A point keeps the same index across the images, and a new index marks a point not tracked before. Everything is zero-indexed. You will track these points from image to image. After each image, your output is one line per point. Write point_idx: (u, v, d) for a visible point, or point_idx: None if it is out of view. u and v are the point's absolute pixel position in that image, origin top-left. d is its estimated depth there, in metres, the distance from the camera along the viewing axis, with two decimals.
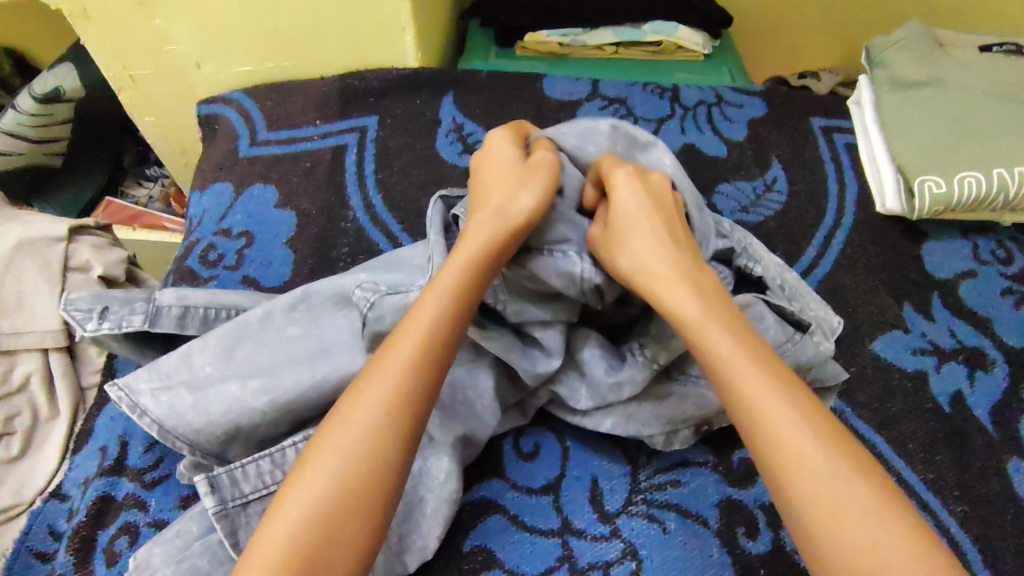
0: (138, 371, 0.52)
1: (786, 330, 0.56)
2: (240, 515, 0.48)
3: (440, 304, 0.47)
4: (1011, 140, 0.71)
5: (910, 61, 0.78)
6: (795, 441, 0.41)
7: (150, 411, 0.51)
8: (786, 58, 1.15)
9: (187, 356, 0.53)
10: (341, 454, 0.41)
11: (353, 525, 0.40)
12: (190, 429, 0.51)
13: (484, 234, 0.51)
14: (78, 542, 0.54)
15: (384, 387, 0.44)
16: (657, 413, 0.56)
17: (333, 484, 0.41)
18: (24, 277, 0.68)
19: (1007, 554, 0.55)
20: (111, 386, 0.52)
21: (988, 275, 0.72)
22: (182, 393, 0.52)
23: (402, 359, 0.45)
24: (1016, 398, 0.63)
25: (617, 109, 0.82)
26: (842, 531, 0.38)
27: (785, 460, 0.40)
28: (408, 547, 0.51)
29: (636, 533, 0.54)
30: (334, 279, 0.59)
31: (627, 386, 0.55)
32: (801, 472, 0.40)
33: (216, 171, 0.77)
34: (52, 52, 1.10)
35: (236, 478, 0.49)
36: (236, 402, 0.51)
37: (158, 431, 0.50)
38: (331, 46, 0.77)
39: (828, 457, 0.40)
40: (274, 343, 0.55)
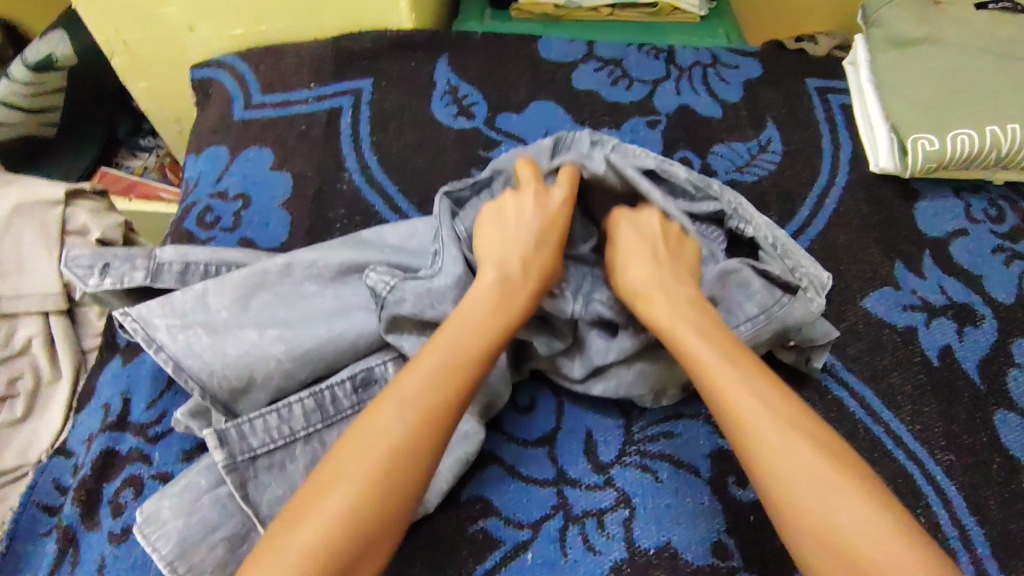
0: (153, 305, 0.53)
1: (773, 293, 0.56)
2: (249, 469, 0.49)
3: (475, 322, 0.47)
4: (1005, 97, 0.72)
5: (907, 18, 0.78)
6: (772, 439, 0.41)
7: (167, 347, 0.51)
8: (783, 21, 1.15)
9: (203, 297, 0.54)
10: (370, 453, 0.40)
11: (391, 528, 0.40)
12: (204, 371, 0.51)
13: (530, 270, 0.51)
14: (84, 494, 0.55)
15: (409, 406, 0.42)
16: (648, 371, 0.56)
17: (363, 480, 0.40)
18: (23, 240, 0.68)
19: (991, 501, 0.56)
20: (124, 316, 0.52)
21: (980, 233, 0.72)
22: (199, 333, 0.52)
23: (437, 367, 0.44)
24: (1003, 351, 0.64)
25: (612, 71, 0.82)
26: (807, 508, 0.39)
27: (751, 444, 0.42)
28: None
29: (629, 482, 0.55)
30: (351, 248, 0.60)
31: (615, 350, 0.55)
32: (765, 454, 0.41)
33: (211, 135, 0.77)
34: (39, 20, 1.09)
35: (243, 433, 0.49)
36: (253, 347, 0.52)
37: (173, 367, 0.51)
38: (325, 8, 0.77)
39: (790, 441, 0.41)
40: (292, 297, 0.56)
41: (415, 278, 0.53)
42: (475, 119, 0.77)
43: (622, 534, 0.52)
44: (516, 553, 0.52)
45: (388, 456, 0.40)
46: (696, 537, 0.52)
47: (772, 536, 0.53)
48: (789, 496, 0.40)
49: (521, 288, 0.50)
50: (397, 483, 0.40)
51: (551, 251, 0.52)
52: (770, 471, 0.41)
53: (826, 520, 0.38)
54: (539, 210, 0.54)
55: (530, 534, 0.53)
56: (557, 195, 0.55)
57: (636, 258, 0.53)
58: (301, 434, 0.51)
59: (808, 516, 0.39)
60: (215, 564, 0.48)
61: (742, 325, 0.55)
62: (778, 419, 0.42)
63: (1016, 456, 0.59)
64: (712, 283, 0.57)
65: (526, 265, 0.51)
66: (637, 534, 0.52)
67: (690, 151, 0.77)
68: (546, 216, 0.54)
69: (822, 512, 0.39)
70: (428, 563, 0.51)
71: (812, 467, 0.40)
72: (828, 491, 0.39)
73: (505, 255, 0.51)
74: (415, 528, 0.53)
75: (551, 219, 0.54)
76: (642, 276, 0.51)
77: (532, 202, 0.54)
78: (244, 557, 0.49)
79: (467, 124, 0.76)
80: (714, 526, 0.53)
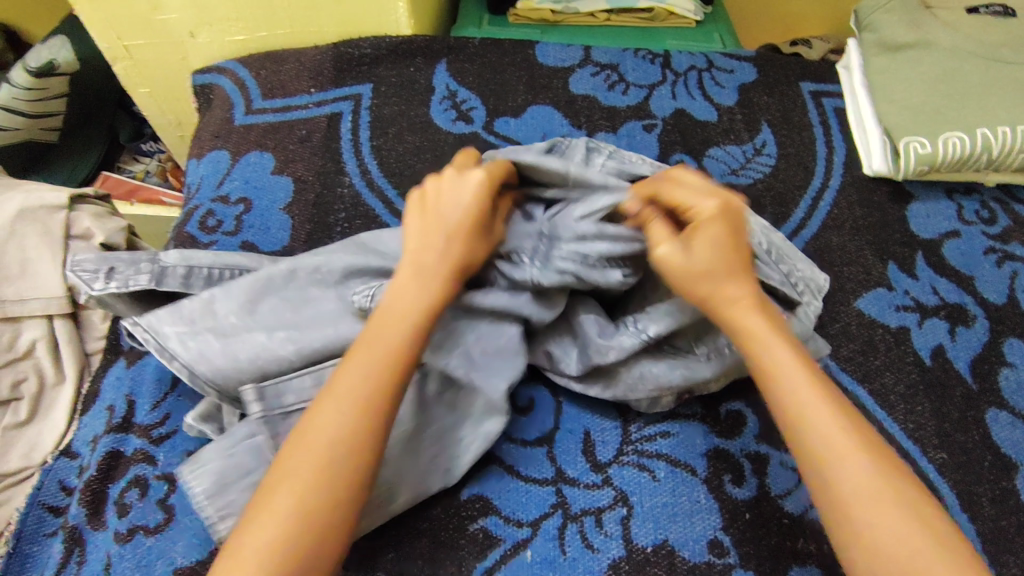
0: (161, 314, 0.54)
1: None
2: (282, 422, 0.52)
3: (400, 319, 0.47)
4: (994, 100, 0.73)
5: (898, 22, 0.79)
6: (838, 452, 0.43)
7: (179, 355, 0.53)
8: (778, 26, 1.16)
9: (209, 304, 0.55)
10: (315, 451, 0.42)
11: (342, 527, 0.41)
12: (212, 372, 0.53)
13: (434, 259, 0.50)
14: (90, 495, 0.55)
15: (345, 405, 0.44)
16: (646, 377, 0.56)
17: (307, 480, 0.41)
18: (28, 244, 0.68)
19: (982, 498, 0.57)
20: (135, 328, 0.53)
21: (971, 235, 0.73)
22: (209, 339, 0.54)
23: (368, 365, 0.45)
24: (994, 351, 0.65)
25: (609, 75, 0.83)
26: (890, 535, 0.40)
27: (850, 472, 0.42)
28: (433, 464, 0.53)
29: (627, 481, 0.56)
30: (353, 252, 0.60)
31: (614, 350, 0.55)
32: (866, 486, 0.42)
33: (213, 139, 0.77)
34: (40, 27, 1.10)
35: (280, 389, 0.52)
36: (263, 350, 0.53)
37: (188, 374, 0.53)
38: (324, 14, 0.78)
39: (880, 472, 0.42)
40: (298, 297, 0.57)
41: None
42: (474, 124, 0.78)
43: (620, 532, 0.53)
44: (515, 552, 0.52)
45: (327, 451, 0.42)
46: (692, 534, 0.53)
47: (767, 534, 0.54)
48: (868, 520, 0.41)
49: (433, 278, 0.49)
50: (341, 480, 0.42)
51: (460, 240, 0.50)
52: (866, 501, 0.41)
53: (869, 536, 0.40)
54: (454, 198, 0.51)
55: (530, 532, 0.53)
56: (473, 175, 0.52)
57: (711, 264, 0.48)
58: None
59: (882, 540, 0.40)
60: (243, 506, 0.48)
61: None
62: (867, 451, 0.43)
63: (1006, 453, 0.60)
64: None
65: (442, 258, 0.50)
66: (635, 532, 0.53)
67: (686, 154, 0.78)
68: (461, 203, 0.51)
69: (868, 528, 0.41)
70: (429, 560, 0.52)
71: (882, 491, 0.41)
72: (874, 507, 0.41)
73: (419, 251, 0.50)
74: (417, 526, 0.54)
75: (464, 208, 0.51)
76: (705, 288, 0.48)
77: (449, 187, 0.52)
78: None
79: (465, 129, 0.77)
80: (710, 524, 0.54)
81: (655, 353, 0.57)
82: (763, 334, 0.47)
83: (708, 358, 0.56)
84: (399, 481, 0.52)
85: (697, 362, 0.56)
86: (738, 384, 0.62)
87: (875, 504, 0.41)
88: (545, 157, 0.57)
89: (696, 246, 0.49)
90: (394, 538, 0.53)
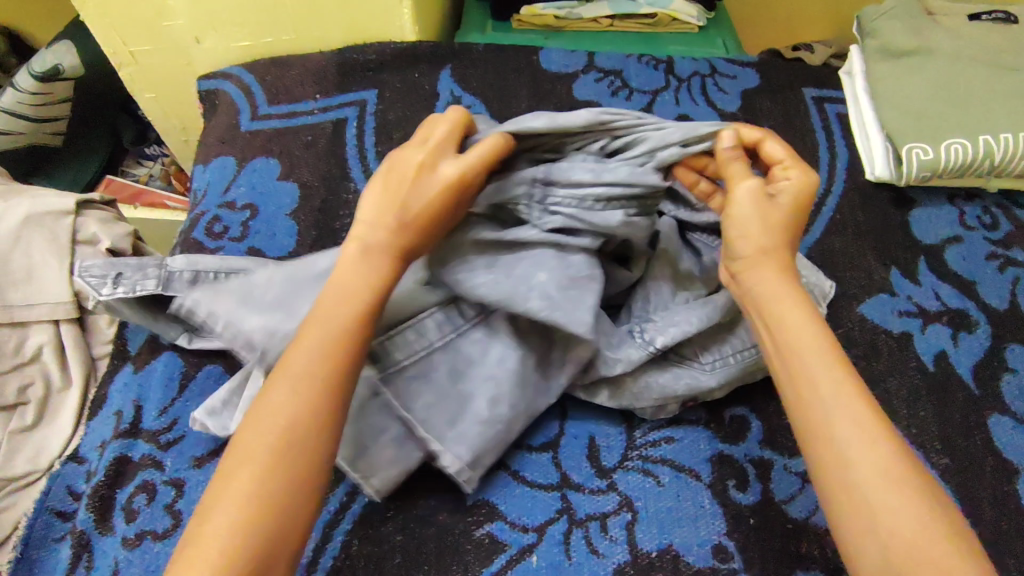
0: (228, 301, 0.53)
1: None
2: (399, 377, 0.53)
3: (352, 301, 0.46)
4: (996, 107, 0.73)
5: (901, 29, 0.79)
6: (843, 414, 0.42)
7: (257, 341, 0.52)
8: (780, 31, 1.17)
9: (272, 289, 0.54)
10: (273, 433, 0.42)
11: (304, 505, 0.41)
12: (276, 338, 0.51)
13: (387, 241, 0.48)
14: (98, 500, 0.56)
15: (300, 388, 0.43)
16: (650, 388, 0.57)
17: (266, 461, 0.41)
18: (34, 249, 0.69)
19: (985, 503, 0.57)
20: (210, 318, 0.52)
21: (973, 240, 0.74)
22: (282, 323, 0.52)
23: (320, 348, 0.45)
24: (997, 356, 0.66)
25: (612, 81, 0.83)
26: (884, 519, 0.39)
27: (854, 456, 0.41)
28: (539, 391, 0.56)
29: (631, 486, 0.56)
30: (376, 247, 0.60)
31: (622, 363, 0.55)
32: (872, 471, 0.40)
33: (218, 145, 0.78)
34: (45, 32, 1.11)
35: (387, 347, 0.54)
36: None
37: (270, 358, 0.52)
38: (330, 21, 0.78)
39: (889, 459, 0.41)
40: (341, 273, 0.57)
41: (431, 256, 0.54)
42: None
43: (625, 537, 0.54)
44: (521, 557, 0.53)
45: (283, 432, 0.42)
46: (697, 539, 0.53)
47: (771, 539, 0.54)
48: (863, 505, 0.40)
49: (381, 260, 0.48)
50: (299, 460, 0.41)
51: (415, 229, 0.48)
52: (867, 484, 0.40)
53: (870, 497, 0.40)
54: (417, 185, 0.49)
55: (535, 537, 0.54)
56: (445, 168, 0.49)
57: (767, 219, 0.49)
58: (438, 344, 0.55)
59: (875, 524, 0.39)
60: (389, 459, 0.53)
61: (746, 351, 0.57)
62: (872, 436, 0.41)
63: (1009, 458, 0.60)
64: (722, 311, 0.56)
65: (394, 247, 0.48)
66: (640, 537, 0.53)
67: None
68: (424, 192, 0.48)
69: (878, 499, 0.40)
70: (434, 565, 0.52)
71: (885, 476, 0.40)
72: (880, 468, 0.40)
73: (374, 231, 0.48)
74: (422, 532, 0.54)
75: (426, 197, 0.48)
76: (760, 236, 0.49)
77: (418, 182, 0.49)
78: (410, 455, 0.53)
79: None
80: (715, 528, 0.54)
81: (659, 363, 0.58)
82: (778, 306, 0.47)
83: (711, 368, 0.57)
84: (517, 411, 0.54)
85: (701, 371, 0.57)
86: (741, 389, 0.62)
87: (877, 467, 0.40)
88: (558, 117, 0.52)
89: (777, 200, 0.50)
90: (400, 543, 0.53)
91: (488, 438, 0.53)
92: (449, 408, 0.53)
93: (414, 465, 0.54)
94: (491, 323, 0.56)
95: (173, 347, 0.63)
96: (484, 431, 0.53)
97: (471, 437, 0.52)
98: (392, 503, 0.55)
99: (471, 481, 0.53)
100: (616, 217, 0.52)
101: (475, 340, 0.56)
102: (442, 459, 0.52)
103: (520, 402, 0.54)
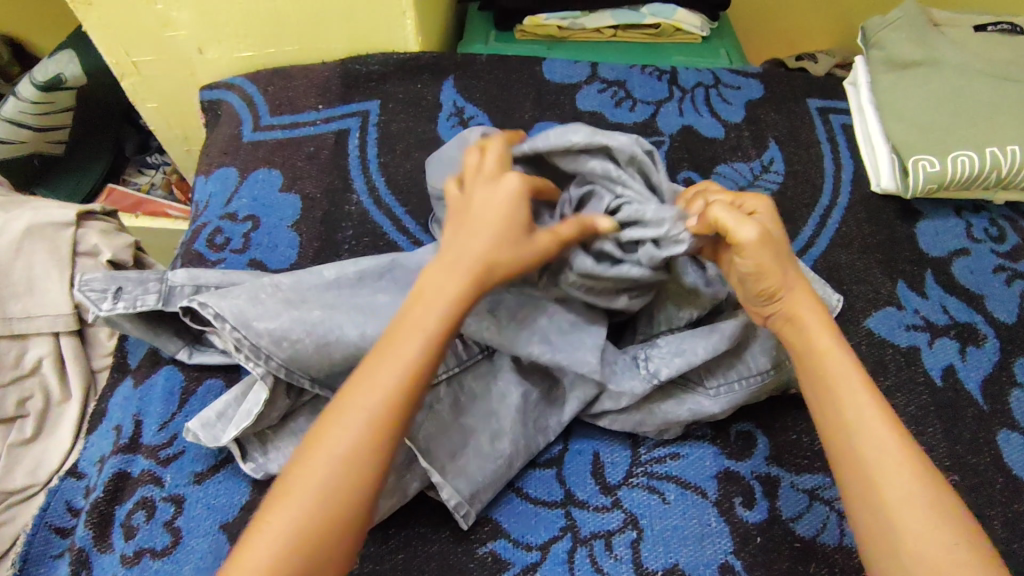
0: (247, 310, 0.52)
1: (778, 356, 0.56)
2: None
3: (428, 325, 0.46)
4: (1004, 119, 0.73)
5: (906, 40, 0.79)
6: (866, 428, 0.44)
7: (275, 355, 0.52)
8: (783, 41, 1.17)
9: (289, 304, 0.54)
10: (332, 455, 0.42)
11: (360, 517, 0.42)
12: (283, 344, 0.52)
13: (465, 262, 0.47)
14: (97, 517, 0.55)
15: (366, 411, 0.43)
16: (654, 414, 0.57)
17: (323, 483, 0.41)
18: (35, 261, 0.68)
19: (995, 521, 0.56)
20: (227, 329, 0.51)
21: (980, 253, 0.73)
22: (302, 338, 0.52)
23: (392, 373, 0.44)
24: (1006, 371, 0.65)
25: (615, 92, 0.83)
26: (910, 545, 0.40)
27: (881, 481, 0.42)
28: (539, 428, 0.56)
29: (637, 503, 0.56)
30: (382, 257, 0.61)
31: (626, 396, 0.55)
32: (898, 497, 0.41)
33: (220, 156, 0.77)
34: (47, 41, 1.11)
35: None
36: (357, 349, 0.53)
37: (286, 373, 0.52)
38: (332, 32, 0.78)
39: (917, 486, 0.41)
40: (348, 288, 0.58)
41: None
42: None
43: (630, 556, 0.53)
44: None
45: (346, 455, 0.42)
46: (703, 558, 0.53)
47: (779, 558, 0.53)
48: (887, 529, 0.41)
49: (456, 276, 0.47)
50: (352, 484, 0.42)
51: (492, 236, 0.48)
52: (895, 508, 0.41)
53: (892, 517, 0.41)
54: (490, 201, 0.49)
55: (539, 556, 0.53)
56: (509, 179, 0.50)
57: (776, 253, 0.49)
58: (443, 376, 0.55)
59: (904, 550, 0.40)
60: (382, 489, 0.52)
61: (751, 377, 0.56)
62: (901, 466, 0.42)
63: (1019, 475, 0.59)
64: (729, 338, 0.55)
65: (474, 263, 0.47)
66: (645, 556, 0.53)
67: (693, 171, 0.78)
68: (495, 204, 0.49)
69: (901, 524, 0.41)
70: None
71: (913, 500, 0.41)
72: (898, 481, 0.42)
73: (458, 248, 0.48)
74: (424, 551, 0.53)
75: (497, 208, 0.49)
76: (773, 267, 0.48)
77: (483, 192, 0.50)
78: (406, 487, 0.53)
79: None
80: (721, 547, 0.53)
81: (664, 389, 0.58)
82: (811, 330, 0.48)
83: (716, 394, 0.56)
84: (519, 447, 0.54)
85: (705, 397, 0.57)
86: (746, 405, 0.61)
87: (898, 481, 0.42)
88: (595, 139, 0.54)
89: (773, 233, 0.50)
90: (402, 563, 0.53)
91: (490, 472, 0.53)
92: (453, 438, 0.53)
93: (410, 497, 0.53)
94: (494, 359, 0.57)
95: (174, 361, 0.63)
96: (484, 465, 0.53)
97: (471, 471, 0.53)
98: (393, 521, 0.54)
99: (468, 516, 0.53)
100: (619, 302, 0.56)
101: (479, 374, 0.56)
102: (441, 490, 0.52)
103: (522, 436, 0.55)
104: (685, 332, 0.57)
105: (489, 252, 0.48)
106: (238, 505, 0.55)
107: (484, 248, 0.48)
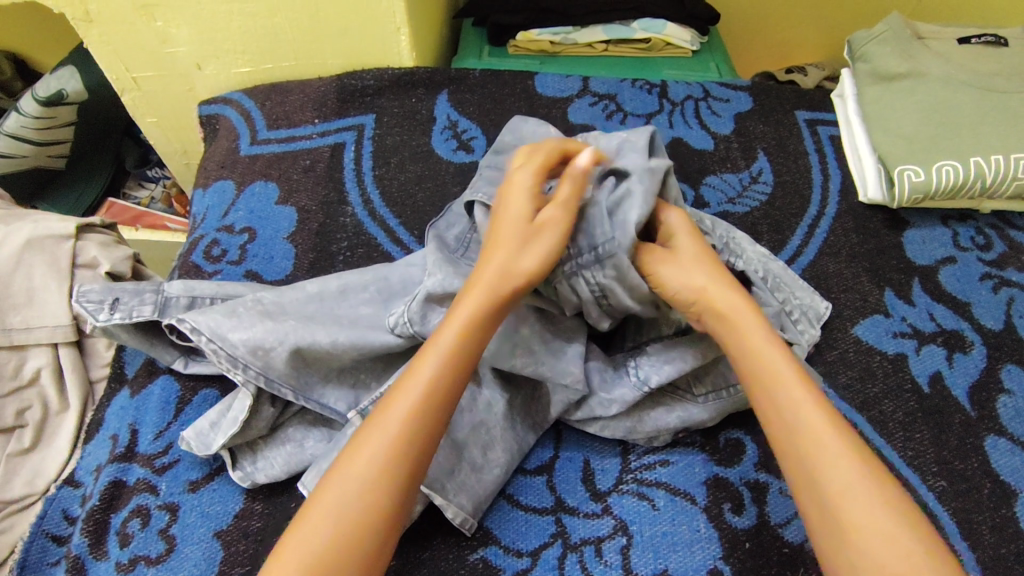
0: (225, 321, 0.54)
1: None
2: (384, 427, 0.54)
3: (447, 341, 0.48)
4: (988, 129, 0.74)
5: (891, 53, 0.80)
6: (810, 443, 0.44)
7: (253, 365, 0.53)
8: (774, 55, 1.19)
9: (270, 315, 0.55)
10: (352, 468, 0.44)
11: (373, 531, 0.42)
12: (258, 353, 0.53)
13: (487, 276, 0.51)
14: (92, 525, 0.56)
15: (388, 429, 0.45)
16: (643, 421, 0.58)
17: (344, 497, 0.43)
18: (34, 273, 0.69)
19: (983, 527, 0.57)
20: (203, 340, 0.53)
21: (967, 261, 0.74)
22: (277, 348, 0.53)
23: (412, 392, 0.46)
24: (993, 377, 0.66)
25: (607, 105, 0.84)
26: (864, 535, 0.40)
27: (832, 488, 0.42)
28: (527, 428, 0.58)
29: (627, 510, 0.56)
30: (359, 270, 0.62)
31: (617, 403, 0.56)
32: (849, 499, 0.42)
33: (218, 169, 0.79)
34: (51, 59, 1.13)
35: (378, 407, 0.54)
36: (328, 354, 0.54)
37: (264, 382, 0.53)
38: (329, 48, 0.79)
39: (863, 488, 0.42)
40: (330, 300, 0.58)
41: (428, 296, 0.54)
42: (474, 154, 0.79)
43: (620, 562, 0.53)
44: None
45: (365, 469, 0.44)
46: (692, 564, 0.53)
47: (767, 563, 0.53)
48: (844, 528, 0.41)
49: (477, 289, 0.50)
50: (366, 497, 0.43)
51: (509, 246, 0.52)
52: (846, 511, 0.41)
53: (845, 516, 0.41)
54: (513, 210, 0.54)
55: (529, 562, 0.53)
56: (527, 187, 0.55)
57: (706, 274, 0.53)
58: None
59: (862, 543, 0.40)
60: None
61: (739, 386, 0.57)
62: (848, 469, 0.43)
63: (1007, 481, 0.60)
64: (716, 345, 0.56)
65: (496, 267, 0.51)
66: (635, 562, 0.53)
67: (684, 184, 0.78)
68: (515, 216, 0.54)
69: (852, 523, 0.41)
70: None
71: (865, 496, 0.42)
72: (843, 483, 0.42)
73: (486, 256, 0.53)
74: (415, 556, 0.54)
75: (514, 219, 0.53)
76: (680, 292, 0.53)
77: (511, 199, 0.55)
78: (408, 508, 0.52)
79: (466, 158, 0.79)
80: (710, 553, 0.54)
81: (654, 397, 0.59)
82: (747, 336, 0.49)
83: (705, 401, 0.57)
84: (511, 453, 0.56)
85: (694, 405, 0.57)
86: (734, 412, 0.62)
87: (850, 489, 0.42)
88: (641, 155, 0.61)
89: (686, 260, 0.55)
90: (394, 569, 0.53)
91: (487, 483, 0.54)
92: (448, 458, 0.53)
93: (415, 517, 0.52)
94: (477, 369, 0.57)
95: (171, 371, 0.64)
96: (481, 476, 0.54)
97: (470, 486, 0.53)
98: None
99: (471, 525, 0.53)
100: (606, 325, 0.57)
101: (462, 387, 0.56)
102: (446, 512, 0.52)
103: (513, 444, 0.56)
104: (674, 340, 0.57)
105: (509, 258, 0.51)
106: (232, 512, 0.56)
107: (509, 258, 0.51)
